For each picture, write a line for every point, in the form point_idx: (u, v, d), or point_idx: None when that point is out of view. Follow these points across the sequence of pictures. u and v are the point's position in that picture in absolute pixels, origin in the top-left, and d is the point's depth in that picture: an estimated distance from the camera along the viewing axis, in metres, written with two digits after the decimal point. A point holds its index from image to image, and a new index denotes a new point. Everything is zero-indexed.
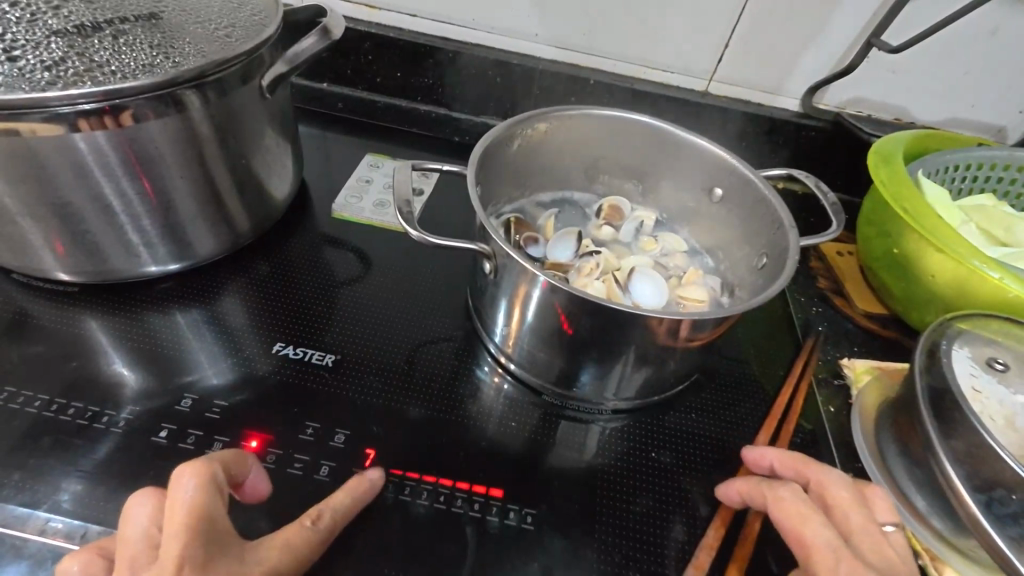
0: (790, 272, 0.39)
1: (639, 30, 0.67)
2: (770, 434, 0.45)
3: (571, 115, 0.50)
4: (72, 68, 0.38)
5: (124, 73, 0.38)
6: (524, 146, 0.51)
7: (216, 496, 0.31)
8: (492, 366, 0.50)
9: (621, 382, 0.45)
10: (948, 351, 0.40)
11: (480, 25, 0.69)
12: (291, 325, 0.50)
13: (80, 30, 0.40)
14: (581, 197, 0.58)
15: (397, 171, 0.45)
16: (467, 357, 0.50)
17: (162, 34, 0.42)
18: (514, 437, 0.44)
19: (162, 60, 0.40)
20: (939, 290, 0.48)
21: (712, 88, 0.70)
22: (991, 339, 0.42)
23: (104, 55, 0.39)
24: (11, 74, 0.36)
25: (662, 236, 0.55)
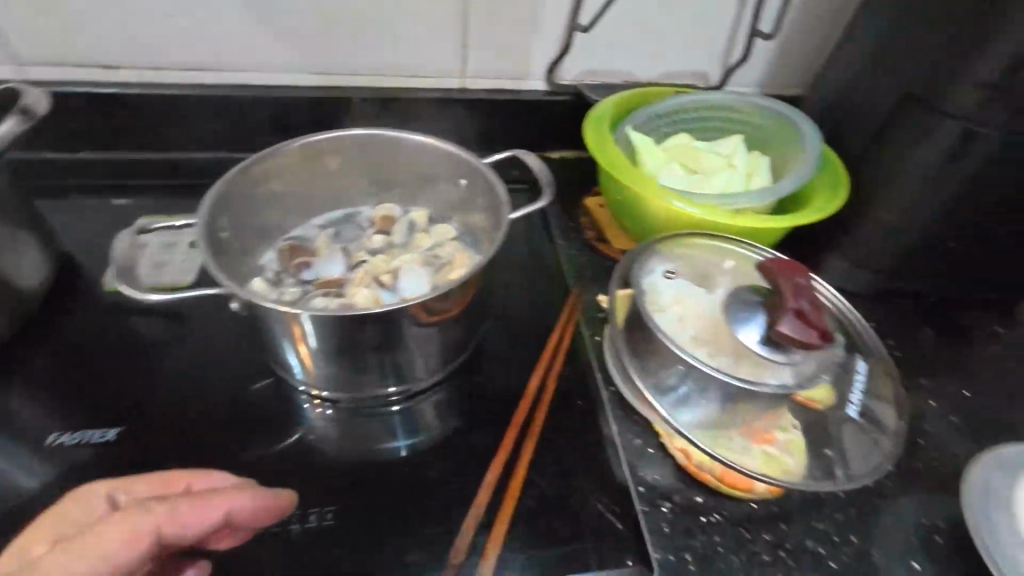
0: (491, 249, 0.48)
1: (380, 45, 0.72)
2: (539, 376, 0.53)
3: (308, 142, 0.54)
4: None
5: None
6: (272, 180, 0.54)
7: (96, 504, 0.38)
8: (312, 402, 0.52)
9: (406, 369, 0.50)
10: (638, 275, 0.51)
11: (227, 65, 0.70)
12: (74, 408, 0.50)
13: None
14: (360, 210, 0.63)
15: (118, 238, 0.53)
16: (282, 392, 0.53)
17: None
18: (317, 449, 0.49)
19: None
20: (650, 225, 0.60)
21: (468, 84, 0.77)
22: (671, 257, 0.53)
23: None
24: None
25: (434, 230, 0.61)
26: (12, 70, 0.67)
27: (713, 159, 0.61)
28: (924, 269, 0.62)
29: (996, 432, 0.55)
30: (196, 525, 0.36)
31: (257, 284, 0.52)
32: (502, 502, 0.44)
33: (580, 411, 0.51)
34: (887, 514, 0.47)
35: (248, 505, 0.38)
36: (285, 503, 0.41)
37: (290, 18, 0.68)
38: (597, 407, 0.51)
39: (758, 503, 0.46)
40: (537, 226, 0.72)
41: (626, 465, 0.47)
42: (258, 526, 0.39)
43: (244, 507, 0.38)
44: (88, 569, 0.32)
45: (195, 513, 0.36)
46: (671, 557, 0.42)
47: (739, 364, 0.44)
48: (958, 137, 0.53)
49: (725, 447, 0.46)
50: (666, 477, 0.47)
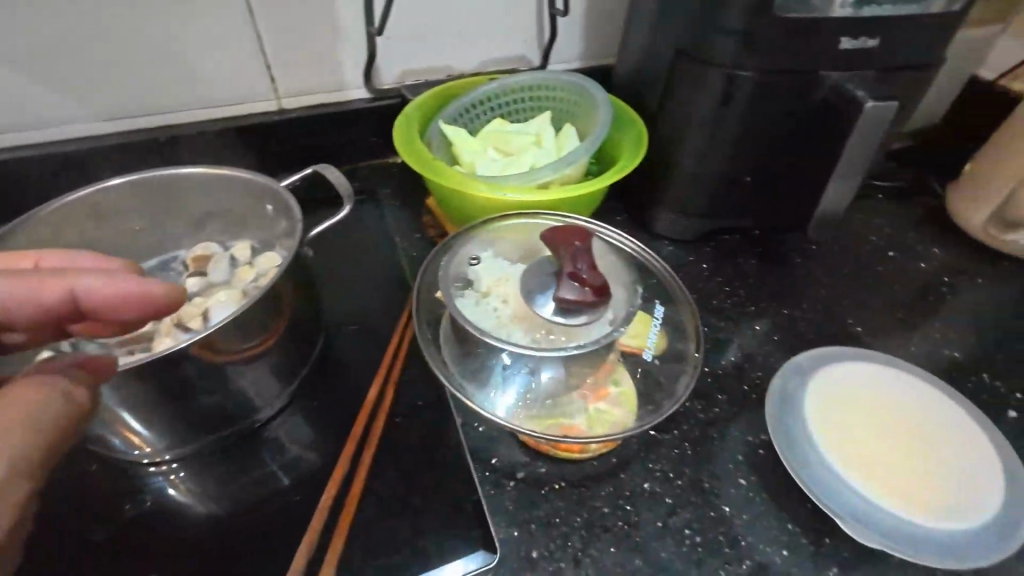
0: (275, 273, 0.47)
1: (172, 78, 0.68)
2: (378, 387, 0.52)
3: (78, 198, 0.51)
4: None
5: None
6: (47, 246, 0.52)
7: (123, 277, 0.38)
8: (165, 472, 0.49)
9: (231, 409, 0.49)
10: (452, 267, 0.52)
11: (7, 127, 0.66)
12: None
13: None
14: (180, 253, 0.60)
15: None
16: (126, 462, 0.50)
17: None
18: (152, 513, 0.47)
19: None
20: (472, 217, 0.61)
21: (285, 104, 0.75)
22: (482, 241, 0.54)
23: None
24: None
25: (257, 260, 0.59)
26: None
27: (524, 142, 0.63)
28: (739, 206, 0.66)
29: (818, 341, 0.59)
30: (31, 305, 0.34)
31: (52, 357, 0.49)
32: (338, 522, 0.44)
33: (422, 410, 0.51)
34: (717, 442, 0.49)
35: (99, 289, 0.34)
36: (171, 294, 0.36)
37: (61, 65, 0.64)
38: (438, 403, 0.51)
39: (598, 459, 0.47)
40: (381, 233, 0.71)
41: (468, 454, 0.47)
42: (130, 314, 0.35)
43: (93, 289, 0.34)
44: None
45: (36, 291, 0.34)
46: (512, 532, 0.43)
47: (553, 332, 0.45)
48: (724, 83, 0.56)
49: (554, 423, 0.47)
50: (507, 456, 0.47)
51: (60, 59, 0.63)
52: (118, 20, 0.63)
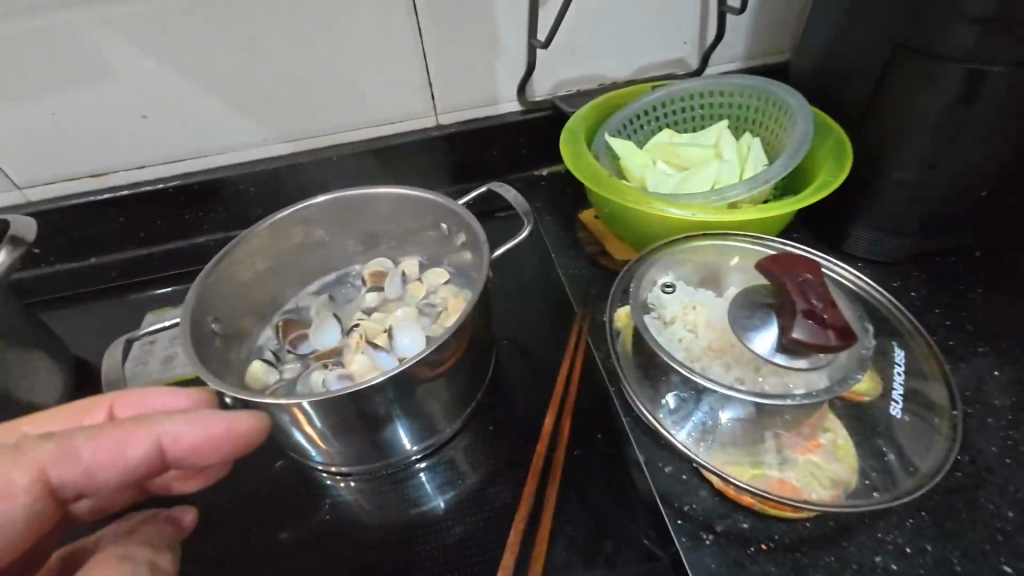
0: (474, 296, 0.47)
1: (347, 100, 0.71)
2: (554, 416, 0.50)
3: (282, 218, 0.54)
4: None
5: None
6: (252, 265, 0.54)
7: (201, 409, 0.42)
8: (336, 479, 0.51)
9: (420, 426, 0.50)
10: (639, 295, 0.48)
11: (205, 151, 0.71)
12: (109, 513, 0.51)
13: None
14: (352, 268, 0.63)
15: (110, 348, 0.47)
16: (309, 475, 0.52)
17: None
18: (345, 523, 0.49)
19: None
20: (645, 235, 0.57)
21: (442, 119, 0.76)
22: (668, 268, 0.51)
23: None
24: None
25: (426, 275, 0.60)
26: (9, 194, 0.69)
27: (702, 154, 0.58)
28: (957, 225, 0.56)
29: None
30: (116, 465, 0.34)
31: (258, 366, 0.52)
32: (531, 564, 0.42)
33: (603, 445, 0.49)
34: (960, 510, 0.42)
35: (187, 434, 0.35)
36: (257, 424, 0.38)
37: (258, 94, 0.68)
38: (618, 436, 0.49)
39: (813, 519, 0.42)
40: (534, 249, 0.70)
41: (659, 498, 0.44)
42: (211, 456, 0.37)
43: (179, 435, 0.35)
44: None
45: (124, 445, 0.34)
46: None
47: (762, 374, 0.41)
48: (965, 82, 0.47)
49: (758, 475, 0.42)
50: (704, 504, 0.43)
51: (258, 89, 0.68)
52: (306, 50, 0.66)
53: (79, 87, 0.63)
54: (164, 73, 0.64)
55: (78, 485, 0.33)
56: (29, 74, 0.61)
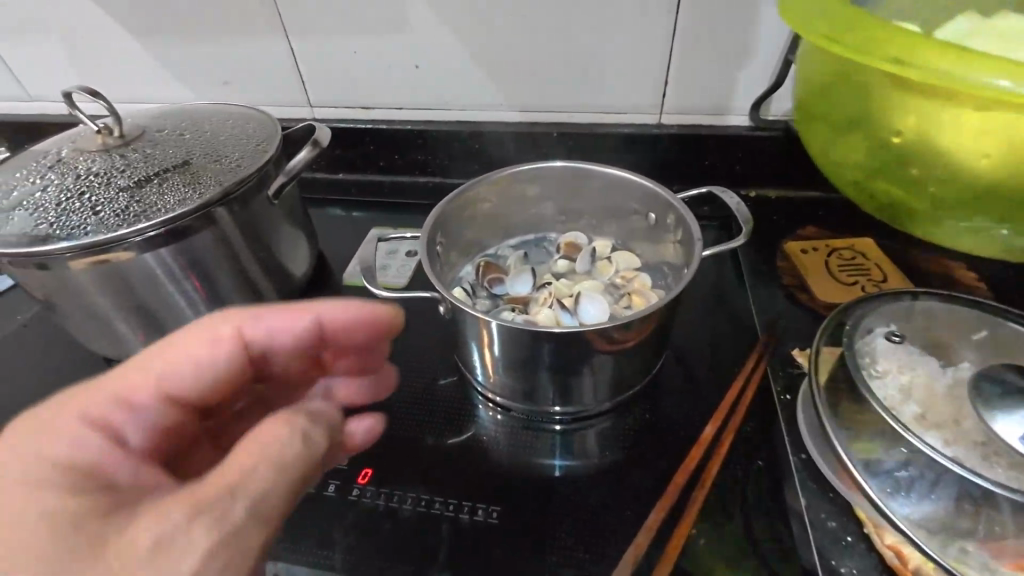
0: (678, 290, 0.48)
1: (583, 83, 0.76)
2: (717, 426, 0.51)
3: (512, 173, 0.59)
4: (133, 212, 0.51)
5: (167, 209, 0.51)
6: (476, 208, 0.61)
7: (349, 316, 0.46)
8: (486, 404, 0.57)
9: (584, 390, 0.52)
10: (857, 333, 0.45)
11: (451, 105, 0.82)
12: None
13: (138, 184, 0.53)
14: (548, 235, 0.68)
15: (363, 246, 0.57)
16: (467, 396, 0.58)
17: (190, 174, 0.55)
18: (490, 449, 0.53)
19: (191, 194, 0.53)
20: (990, 153, 0.47)
21: (664, 119, 0.77)
22: (891, 318, 0.46)
23: (154, 198, 0.52)
24: (94, 223, 0.50)
25: (616, 257, 0.63)
26: (302, 110, 0.87)
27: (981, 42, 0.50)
28: None
29: None
30: (291, 331, 0.42)
31: (458, 294, 0.58)
32: (666, 550, 0.43)
33: (760, 473, 0.47)
34: None
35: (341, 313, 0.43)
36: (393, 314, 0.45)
37: (512, 63, 0.76)
38: (783, 471, 0.47)
39: None
40: (723, 266, 0.68)
41: (813, 547, 0.42)
42: (358, 332, 0.44)
43: (336, 314, 0.43)
44: (192, 362, 0.38)
45: (295, 317, 0.42)
46: None
47: (991, 462, 0.38)
48: None
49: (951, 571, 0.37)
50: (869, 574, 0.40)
51: (513, 59, 0.75)
52: (562, 31, 0.72)
53: (378, 33, 0.77)
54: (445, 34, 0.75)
55: (261, 343, 0.41)
56: (352, 17, 0.76)
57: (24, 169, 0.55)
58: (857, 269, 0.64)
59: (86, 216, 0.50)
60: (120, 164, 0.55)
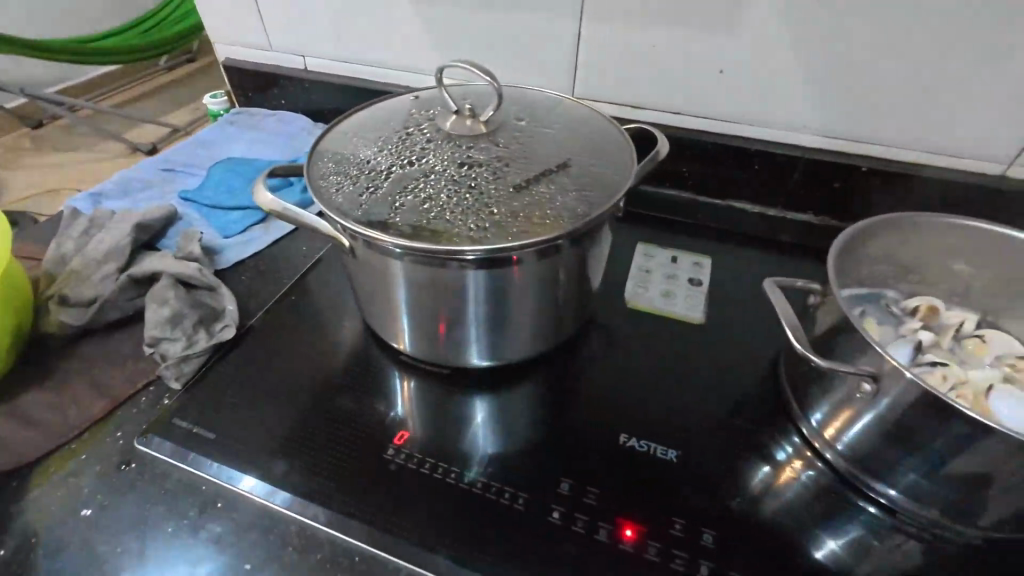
0: None
1: (924, 117, 0.66)
2: None
3: (949, 225, 0.51)
4: (523, 218, 0.42)
5: (565, 217, 0.42)
6: (864, 249, 0.52)
7: None
8: (798, 450, 0.52)
9: (983, 510, 0.43)
10: None
11: (740, 119, 0.73)
12: (572, 414, 0.54)
13: (517, 181, 0.44)
14: (884, 293, 0.58)
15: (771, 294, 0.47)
16: (775, 435, 0.53)
17: (578, 180, 0.45)
18: (844, 546, 0.45)
19: (584, 203, 0.43)
20: None
21: (1013, 171, 0.66)
22: None
23: (543, 203, 0.43)
24: (484, 229, 0.41)
25: (989, 336, 0.53)
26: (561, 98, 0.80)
27: None
28: None
29: None
30: None
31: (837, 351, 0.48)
32: None
33: None
34: None
35: None
36: None
37: (843, 83, 0.66)
38: None
39: None
40: None
41: None
42: None
43: None
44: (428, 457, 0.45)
45: None
46: None
47: None
48: None
49: None
50: None
51: (845, 82, 0.66)
52: (952, 76, 0.62)
53: (692, 29, 0.68)
54: (781, 57, 0.67)
55: None
56: (668, 9, 0.68)
57: (367, 156, 0.47)
58: None
59: (479, 214, 0.42)
60: (489, 158, 0.46)
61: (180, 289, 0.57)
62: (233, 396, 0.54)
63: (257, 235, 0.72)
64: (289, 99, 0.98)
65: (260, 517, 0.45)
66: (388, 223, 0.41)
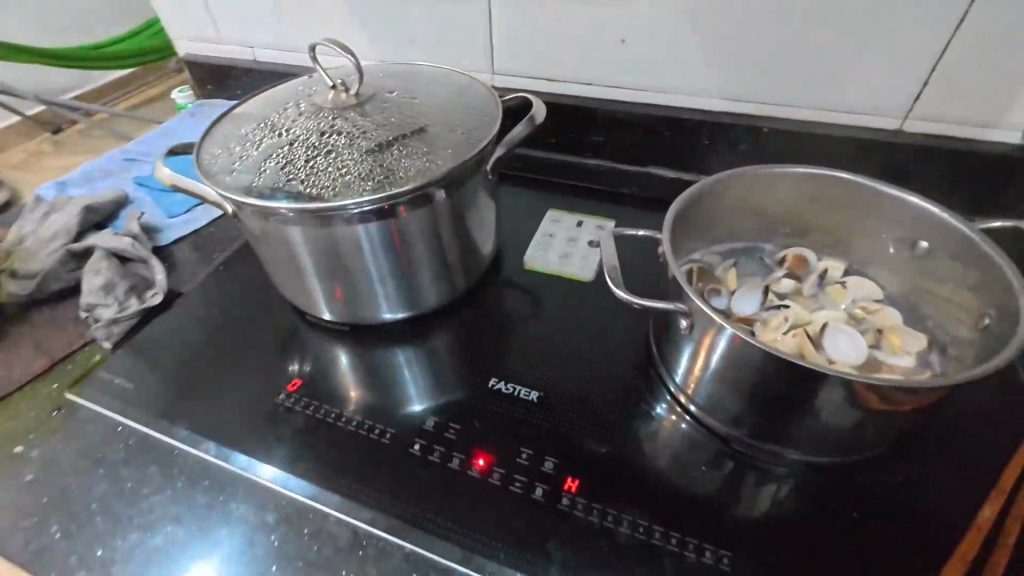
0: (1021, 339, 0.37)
1: (816, 75, 0.66)
2: (994, 510, 0.44)
3: (800, 173, 0.51)
4: (370, 178, 0.46)
5: (408, 177, 0.47)
6: (720, 202, 0.54)
7: None
8: (670, 407, 0.54)
9: (808, 437, 0.46)
10: None
11: (645, 86, 0.75)
12: (473, 364, 0.59)
13: (372, 145, 0.49)
14: (761, 247, 0.60)
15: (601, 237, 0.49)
16: (652, 394, 0.55)
17: (429, 142, 0.49)
18: (687, 473, 0.48)
19: (429, 165, 0.48)
20: None
21: (907, 125, 0.67)
22: None
23: (391, 164, 0.48)
24: (332, 189, 0.46)
25: (851, 282, 0.55)
26: (482, 75, 0.83)
27: None
28: None
29: None
30: None
31: None
32: None
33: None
34: None
35: None
36: None
37: (736, 46, 0.67)
38: None
39: None
40: None
41: None
42: None
43: None
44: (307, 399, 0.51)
45: None
46: None
47: None
48: None
49: None
50: None
51: (738, 44, 0.67)
52: (838, 33, 0.63)
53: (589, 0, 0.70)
54: (676, 25, 0.68)
55: None
56: None
57: (249, 128, 0.53)
58: None
59: (332, 175, 0.47)
60: (352, 124, 0.50)
61: (111, 261, 0.64)
62: (159, 355, 0.61)
63: (198, 216, 0.78)
64: (245, 90, 1.04)
65: (162, 453, 0.51)
66: (251, 187, 0.47)
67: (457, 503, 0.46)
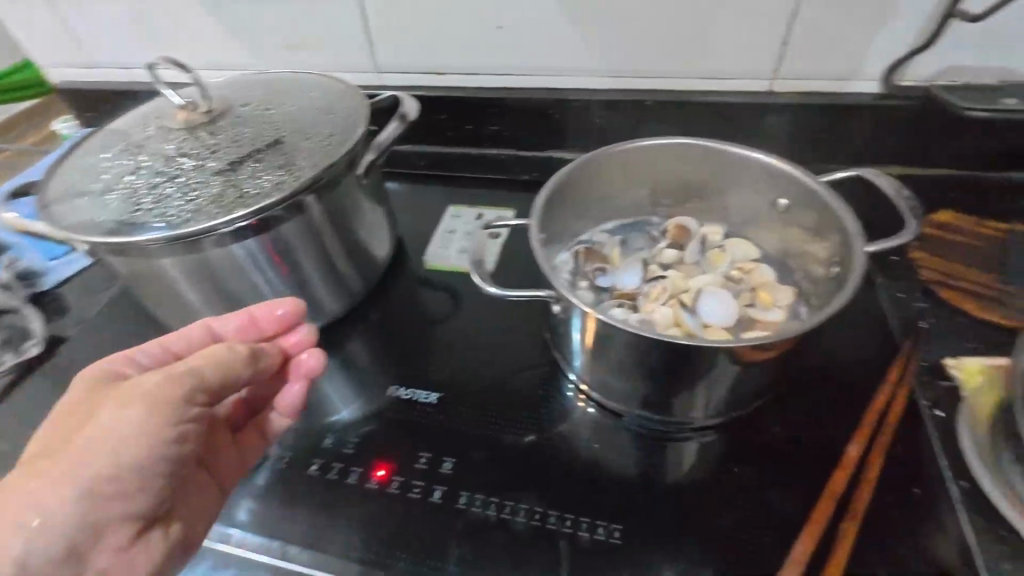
0: (852, 286, 0.40)
1: (688, 44, 0.68)
2: (861, 443, 0.47)
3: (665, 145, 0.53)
4: (225, 198, 0.45)
5: (265, 192, 0.45)
6: (594, 180, 0.55)
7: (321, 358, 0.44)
8: (576, 392, 0.54)
9: (690, 402, 0.47)
10: None
11: (531, 70, 0.75)
12: (384, 371, 0.58)
13: (228, 164, 0.47)
14: (648, 220, 0.61)
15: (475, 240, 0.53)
16: (556, 382, 0.55)
17: (283, 154, 0.48)
18: (582, 452, 0.49)
19: (286, 177, 0.46)
20: None
21: (778, 85, 0.69)
22: None
23: (248, 182, 0.46)
24: (185, 214, 0.44)
25: (729, 246, 0.57)
26: (369, 74, 0.81)
27: None
28: None
29: None
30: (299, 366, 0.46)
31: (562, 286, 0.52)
32: None
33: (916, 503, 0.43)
34: None
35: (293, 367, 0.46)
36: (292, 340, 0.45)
37: (610, 23, 0.68)
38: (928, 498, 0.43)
39: None
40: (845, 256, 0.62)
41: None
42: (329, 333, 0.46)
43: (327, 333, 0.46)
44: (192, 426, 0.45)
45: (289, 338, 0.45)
46: None
47: None
48: None
49: None
50: None
51: (611, 20, 0.68)
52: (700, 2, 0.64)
53: None
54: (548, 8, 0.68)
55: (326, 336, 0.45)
56: None
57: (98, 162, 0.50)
58: (973, 254, 0.57)
59: (184, 200, 0.45)
60: (207, 146, 0.49)
61: None
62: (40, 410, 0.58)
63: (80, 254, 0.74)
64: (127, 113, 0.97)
65: None
66: (99, 223, 0.45)
67: (353, 519, 0.46)
